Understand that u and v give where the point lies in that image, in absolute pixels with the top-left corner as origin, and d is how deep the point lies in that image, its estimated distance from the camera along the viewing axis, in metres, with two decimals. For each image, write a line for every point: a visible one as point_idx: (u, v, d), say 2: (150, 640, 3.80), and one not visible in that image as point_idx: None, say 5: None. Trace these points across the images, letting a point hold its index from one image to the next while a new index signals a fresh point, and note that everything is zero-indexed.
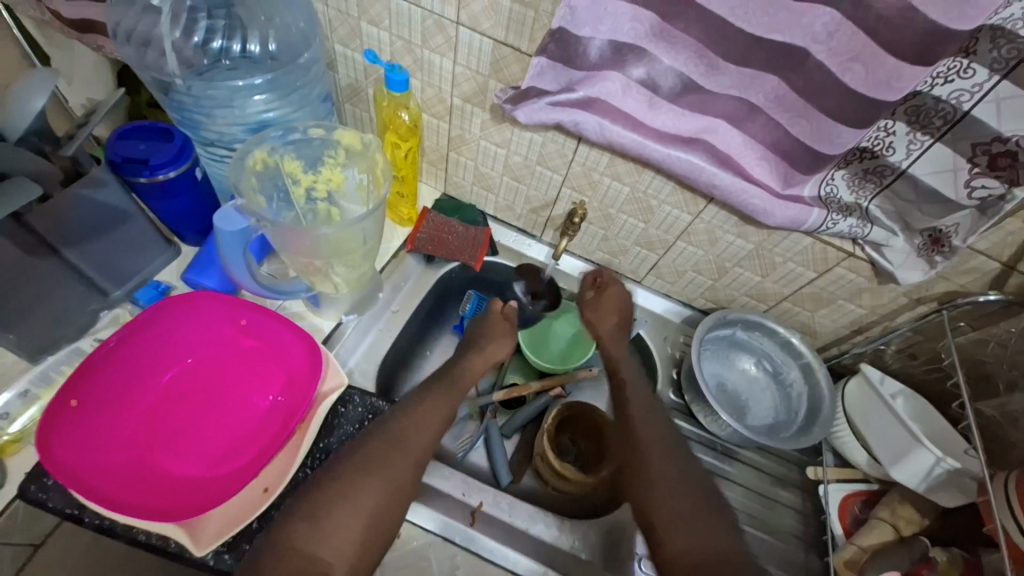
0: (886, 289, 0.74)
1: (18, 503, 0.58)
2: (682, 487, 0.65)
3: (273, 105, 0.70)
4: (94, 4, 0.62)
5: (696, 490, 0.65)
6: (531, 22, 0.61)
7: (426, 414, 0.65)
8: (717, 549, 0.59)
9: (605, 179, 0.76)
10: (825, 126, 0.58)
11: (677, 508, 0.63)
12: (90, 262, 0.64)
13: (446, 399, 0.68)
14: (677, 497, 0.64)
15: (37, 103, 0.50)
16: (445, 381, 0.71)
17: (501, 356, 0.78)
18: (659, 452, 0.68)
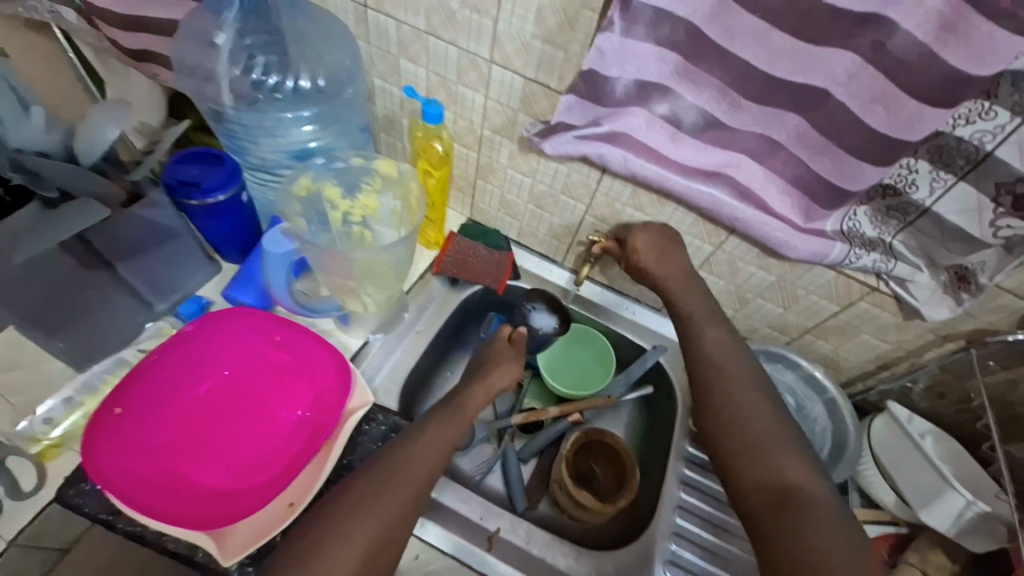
0: (911, 325, 0.73)
1: (55, 505, 0.60)
2: (770, 432, 0.60)
3: (317, 135, 0.76)
4: (154, 36, 0.75)
5: (777, 420, 0.61)
6: (560, 62, 0.64)
7: (424, 446, 0.60)
8: (791, 474, 0.56)
9: (627, 209, 0.78)
10: (848, 163, 0.59)
11: (754, 423, 0.61)
12: (139, 276, 0.68)
13: (447, 429, 0.63)
14: (767, 437, 0.59)
15: (109, 133, 0.56)
16: (447, 410, 0.66)
17: (504, 386, 0.74)
18: (743, 391, 0.64)
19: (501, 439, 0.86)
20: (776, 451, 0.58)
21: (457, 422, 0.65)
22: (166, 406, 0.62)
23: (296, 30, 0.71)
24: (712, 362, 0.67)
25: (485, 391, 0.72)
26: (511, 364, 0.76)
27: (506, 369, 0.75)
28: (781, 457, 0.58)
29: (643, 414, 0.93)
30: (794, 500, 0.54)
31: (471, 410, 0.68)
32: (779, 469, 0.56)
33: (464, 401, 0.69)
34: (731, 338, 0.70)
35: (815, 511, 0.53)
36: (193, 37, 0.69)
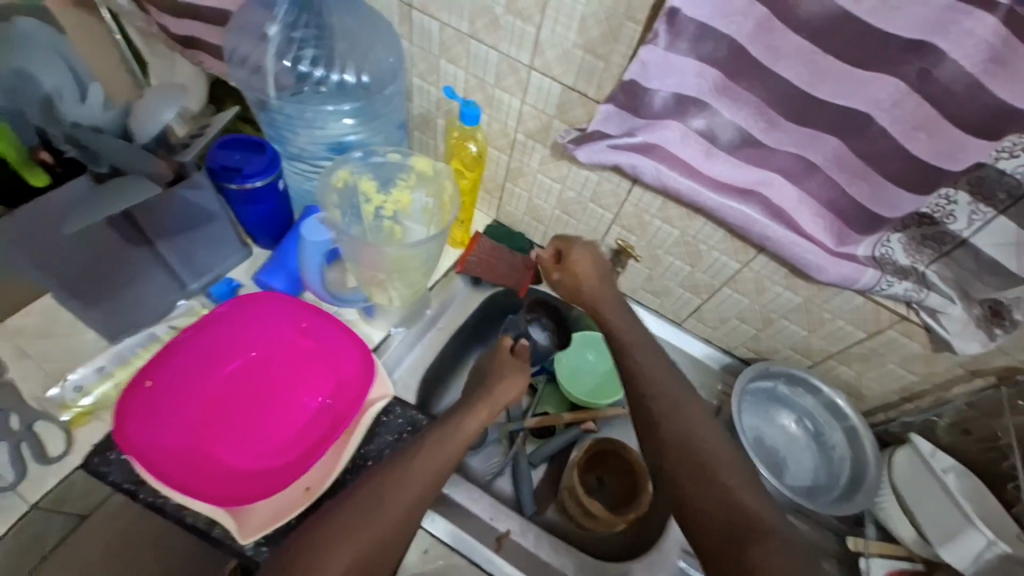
0: (940, 358, 0.72)
1: (76, 475, 0.62)
2: (720, 463, 0.52)
3: (357, 130, 0.78)
4: (202, 25, 0.78)
5: (715, 441, 0.54)
6: (600, 72, 0.65)
7: (415, 471, 0.56)
8: (752, 508, 0.48)
9: (656, 221, 0.78)
10: (885, 189, 0.59)
11: (698, 451, 0.53)
12: (175, 254, 0.70)
13: (442, 452, 0.58)
14: (708, 462, 0.52)
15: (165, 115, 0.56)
16: (446, 428, 0.61)
17: (512, 399, 0.69)
18: (683, 408, 0.57)
19: (513, 441, 0.86)
20: (726, 480, 0.51)
21: (455, 445, 0.60)
22: (194, 383, 0.64)
23: (346, 28, 0.73)
24: (639, 388, 0.60)
25: (494, 405, 0.67)
26: (513, 381, 0.70)
27: (510, 384, 0.70)
28: (735, 486, 0.50)
29: None
30: (758, 544, 0.45)
31: (472, 429, 0.62)
32: (734, 499, 0.49)
33: (465, 417, 0.63)
34: (676, 369, 0.62)
35: (776, 556, 0.44)
36: (248, 30, 0.72)
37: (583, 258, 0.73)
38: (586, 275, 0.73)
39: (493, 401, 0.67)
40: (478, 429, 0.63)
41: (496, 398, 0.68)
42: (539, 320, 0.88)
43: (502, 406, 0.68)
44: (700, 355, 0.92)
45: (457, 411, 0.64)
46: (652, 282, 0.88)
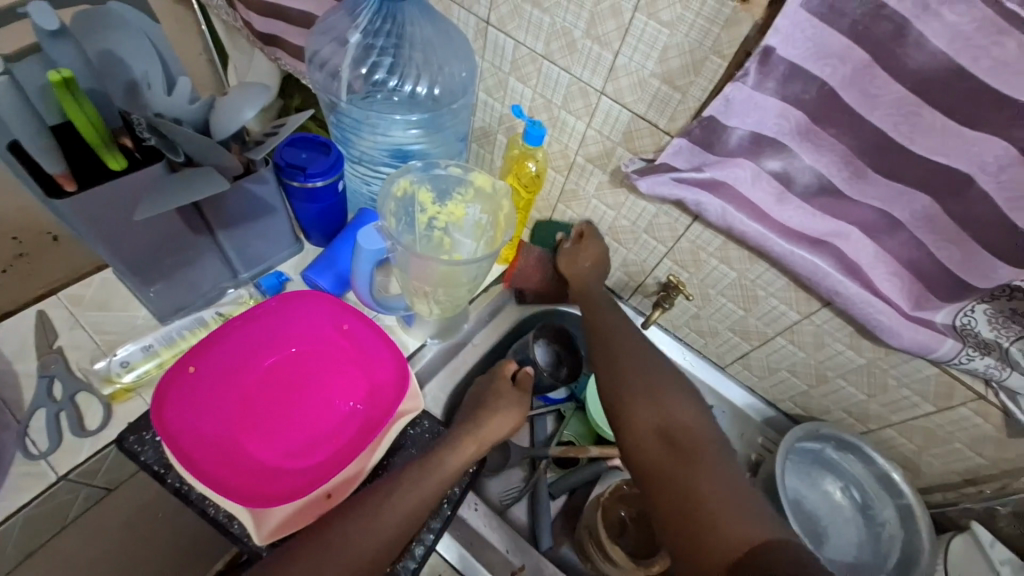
0: (1016, 445, 0.65)
1: (111, 449, 0.63)
2: (664, 392, 0.65)
3: (422, 140, 0.79)
4: (281, 22, 0.80)
5: (662, 373, 0.67)
6: (675, 103, 0.63)
7: (392, 510, 0.56)
8: (684, 417, 0.62)
9: (712, 260, 0.75)
10: (978, 258, 0.54)
11: (647, 379, 0.66)
12: (232, 244, 0.71)
13: (418, 491, 0.58)
14: (654, 390, 0.65)
15: (245, 114, 0.56)
16: (426, 463, 0.61)
17: (500, 435, 0.69)
18: (642, 354, 0.70)
19: (535, 467, 0.84)
20: (670, 403, 0.64)
21: (433, 483, 0.59)
22: (232, 371, 0.64)
23: (423, 39, 0.73)
24: (613, 340, 0.72)
25: (484, 439, 0.67)
26: (506, 406, 0.71)
27: (493, 418, 0.69)
28: (669, 399, 0.64)
29: None
30: (684, 442, 0.60)
31: (451, 468, 0.62)
32: (672, 414, 0.63)
33: (446, 452, 0.63)
34: (649, 352, 0.71)
35: (699, 449, 0.59)
36: (326, 31, 0.73)
37: (582, 262, 0.81)
38: (581, 267, 0.81)
39: (479, 438, 0.66)
40: (460, 463, 0.63)
41: (489, 435, 0.67)
42: (545, 342, 0.83)
43: (493, 441, 0.68)
44: (741, 404, 0.87)
45: (440, 445, 0.64)
46: (699, 321, 0.84)
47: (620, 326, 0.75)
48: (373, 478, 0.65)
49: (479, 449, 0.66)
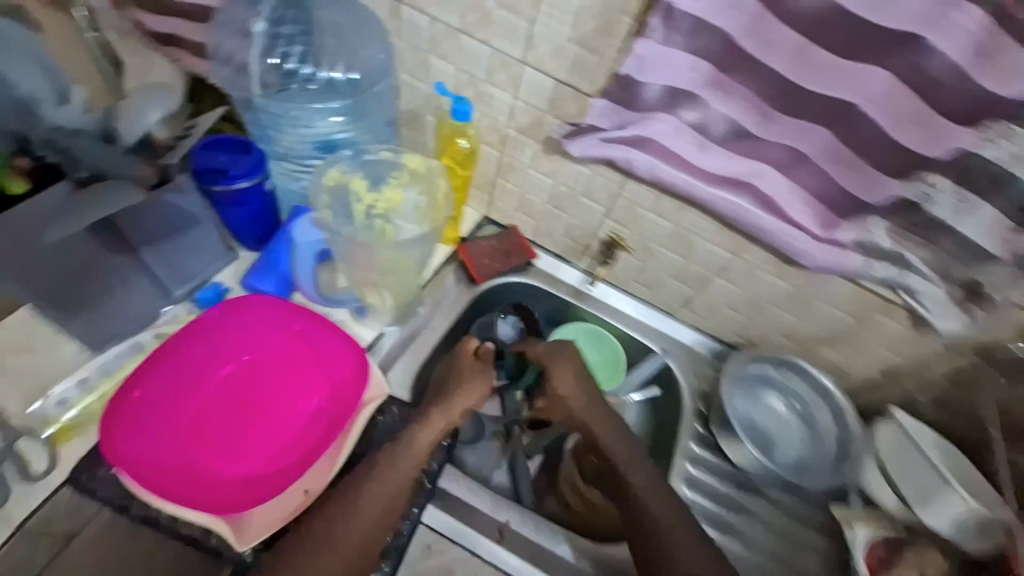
0: (923, 338, 0.74)
1: (66, 490, 0.59)
2: (700, 565, 0.65)
3: (347, 128, 0.77)
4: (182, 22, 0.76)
5: (700, 552, 0.66)
6: (593, 66, 0.65)
7: (370, 497, 0.61)
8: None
9: (648, 214, 0.79)
10: (874, 177, 0.60)
11: (684, 566, 0.65)
12: (159, 261, 0.68)
13: (394, 473, 0.63)
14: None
15: None
16: (397, 447, 0.65)
17: (469, 406, 0.71)
18: (673, 524, 0.68)
19: (508, 436, 0.85)
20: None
21: (406, 467, 0.64)
22: (182, 391, 0.62)
23: (334, 23, 0.72)
24: (642, 499, 0.70)
25: (450, 415, 0.69)
26: (457, 387, 0.72)
27: (453, 392, 0.71)
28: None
29: (651, 417, 0.93)
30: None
31: (420, 448, 0.66)
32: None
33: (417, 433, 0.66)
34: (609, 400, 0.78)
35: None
36: (234, 27, 0.72)
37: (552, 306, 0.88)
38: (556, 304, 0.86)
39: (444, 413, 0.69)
40: (429, 439, 0.67)
41: (450, 412, 0.69)
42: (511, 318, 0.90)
43: (456, 413, 0.70)
44: (690, 342, 0.93)
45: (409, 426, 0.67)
46: (644, 273, 0.89)
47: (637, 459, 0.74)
48: (349, 469, 0.66)
49: (447, 424, 0.69)
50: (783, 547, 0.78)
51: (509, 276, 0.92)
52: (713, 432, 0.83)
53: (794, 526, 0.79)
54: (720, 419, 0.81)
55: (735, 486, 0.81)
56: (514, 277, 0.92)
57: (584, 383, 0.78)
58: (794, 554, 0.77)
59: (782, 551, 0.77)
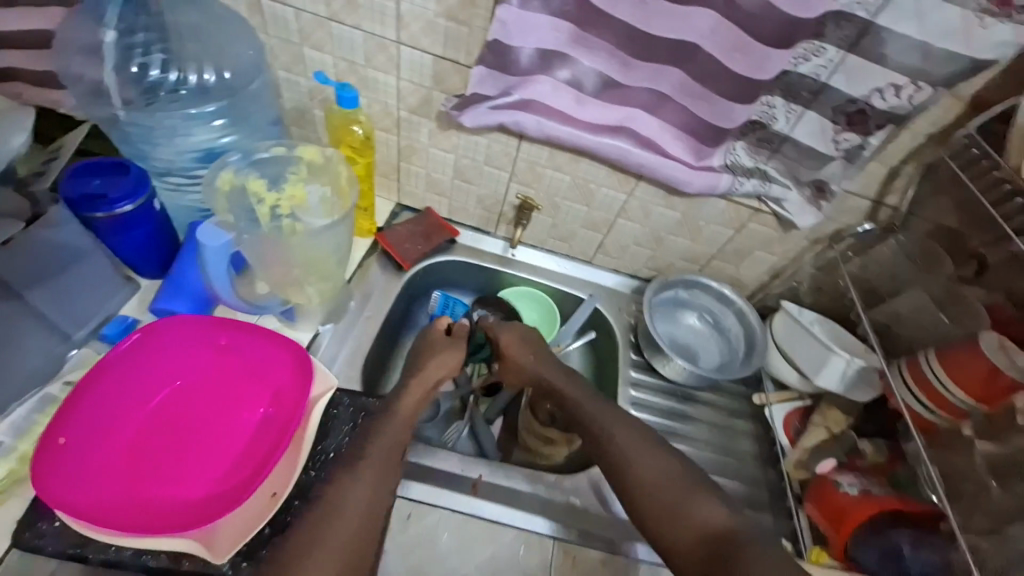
0: (791, 236, 0.86)
1: (14, 551, 0.56)
2: (676, 480, 0.63)
3: (230, 130, 0.73)
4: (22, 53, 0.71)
5: (681, 471, 0.64)
6: (466, 37, 0.69)
7: (352, 487, 0.59)
8: (718, 522, 0.58)
9: (547, 171, 0.85)
10: (720, 105, 0.69)
11: (665, 486, 0.62)
12: (50, 304, 0.63)
13: (373, 461, 0.62)
14: (672, 492, 0.62)
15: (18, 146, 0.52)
16: (372, 434, 0.65)
17: (444, 374, 0.77)
18: (646, 454, 0.66)
19: (465, 404, 0.89)
20: (689, 505, 0.60)
21: (382, 454, 0.63)
22: (113, 428, 0.60)
23: (190, 25, 0.69)
24: (616, 439, 0.67)
25: (418, 389, 0.73)
26: (431, 355, 0.77)
27: (427, 360, 0.77)
28: (698, 505, 0.60)
29: (591, 359, 1.01)
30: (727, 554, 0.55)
31: (395, 430, 0.66)
32: (703, 523, 0.58)
33: (388, 420, 0.67)
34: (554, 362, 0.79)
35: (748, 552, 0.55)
36: (79, 46, 0.67)
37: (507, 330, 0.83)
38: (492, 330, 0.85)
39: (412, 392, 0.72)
40: (415, 404, 0.71)
41: (430, 380, 0.75)
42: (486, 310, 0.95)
43: (437, 379, 0.75)
44: (612, 285, 1.02)
45: (377, 415, 0.68)
46: (557, 229, 0.95)
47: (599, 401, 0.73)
48: (314, 466, 0.64)
49: (416, 401, 0.71)
50: (722, 439, 0.88)
51: (440, 253, 0.95)
52: (644, 355, 0.92)
53: (726, 418, 0.90)
54: (648, 341, 0.89)
55: (671, 397, 0.91)
56: (441, 252, 0.96)
57: (529, 349, 0.81)
58: (731, 442, 0.88)
59: (722, 442, 0.87)
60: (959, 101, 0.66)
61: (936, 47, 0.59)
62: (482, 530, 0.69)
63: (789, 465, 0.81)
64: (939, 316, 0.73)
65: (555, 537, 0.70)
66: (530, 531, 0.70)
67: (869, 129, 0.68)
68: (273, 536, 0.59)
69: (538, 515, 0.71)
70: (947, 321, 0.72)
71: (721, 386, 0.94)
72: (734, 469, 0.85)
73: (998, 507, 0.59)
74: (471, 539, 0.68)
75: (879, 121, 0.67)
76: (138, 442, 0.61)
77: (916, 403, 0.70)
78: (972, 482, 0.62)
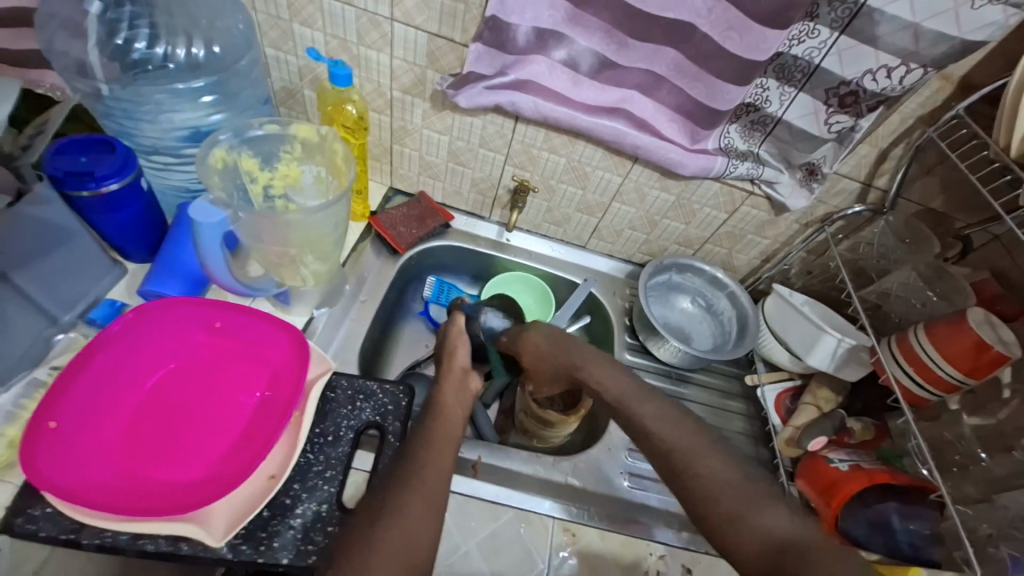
0: (782, 220, 0.87)
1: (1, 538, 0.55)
2: (738, 482, 0.56)
3: (219, 108, 0.71)
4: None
5: (741, 473, 0.57)
6: (461, 14, 0.68)
7: (382, 553, 0.48)
8: (781, 528, 0.52)
9: (543, 153, 0.84)
10: (717, 86, 0.68)
11: (729, 491, 0.55)
12: (37, 283, 0.61)
13: (406, 520, 0.51)
14: (733, 495, 0.55)
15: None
16: (407, 476, 0.55)
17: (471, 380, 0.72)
18: (704, 456, 0.58)
19: None
20: (750, 510, 0.54)
21: (421, 512, 0.52)
22: (106, 412, 0.59)
23: None
24: (661, 444, 0.60)
25: (457, 408, 0.67)
26: (459, 344, 0.76)
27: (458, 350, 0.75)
28: (759, 509, 0.54)
29: (587, 343, 1.02)
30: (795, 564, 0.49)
31: (435, 477, 0.55)
32: (767, 529, 0.52)
33: (426, 460, 0.57)
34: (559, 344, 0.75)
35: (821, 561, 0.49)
36: (58, 21, 0.64)
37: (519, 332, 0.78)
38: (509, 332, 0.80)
39: (450, 419, 0.64)
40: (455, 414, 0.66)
41: (464, 369, 0.73)
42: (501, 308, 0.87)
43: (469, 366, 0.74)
44: (607, 270, 1.02)
45: (413, 453, 0.58)
46: (552, 213, 0.95)
47: (649, 402, 0.64)
48: (313, 448, 0.64)
49: (456, 430, 0.63)
50: (717, 419, 0.89)
51: (434, 237, 0.94)
52: (640, 337, 0.93)
53: (718, 399, 0.92)
54: (644, 324, 0.90)
55: (666, 378, 0.92)
56: (437, 236, 0.95)
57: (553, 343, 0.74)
58: (724, 421, 0.89)
59: (717, 422, 0.89)
60: (948, 82, 0.67)
61: (924, 27, 0.58)
62: (483, 512, 0.69)
63: (781, 442, 0.82)
64: (928, 295, 0.76)
65: (555, 515, 0.70)
66: (530, 511, 0.70)
67: (862, 110, 0.68)
68: (274, 517, 0.59)
69: (538, 496, 0.71)
70: (936, 298, 0.75)
71: (716, 368, 0.95)
72: (728, 448, 0.86)
73: (991, 477, 0.62)
74: (473, 518, 0.68)
75: (870, 102, 0.66)
76: (132, 426, 0.61)
77: (907, 378, 0.68)
78: (960, 452, 0.65)
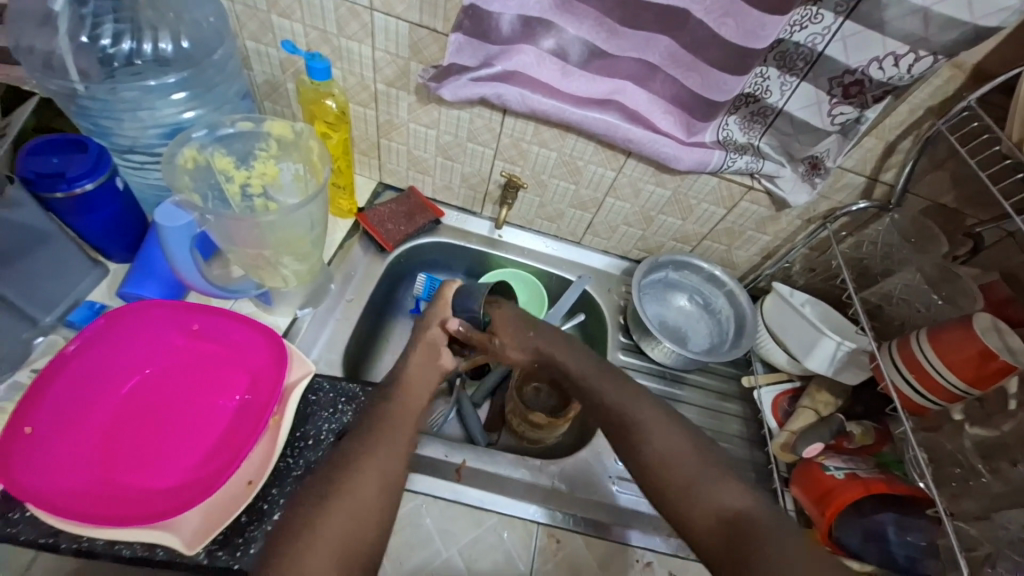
0: (783, 216, 0.83)
1: None
2: (693, 463, 0.58)
3: (194, 104, 0.70)
4: None
5: (690, 447, 0.60)
6: (442, 2, 0.65)
7: (324, 532, 0.49)
8: (736, 505, 0.55)
9: (533, 146, 0.81)
10: (712, 76, 0.64)
11: (690, 467, 0.57)
12: (12, 287, 0.61)
13: (354, 500, 0.52)
14: (691, 468, 0.57)
15: None
16: (353, 459, 0.55)
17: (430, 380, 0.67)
18: (659, 429, 0.61)
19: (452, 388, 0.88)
20: (706, 486, 0.56)
21: (371, 490, 0.53)
22: (83, 416, 0.59)
23: None
24: (626, 422, 0.62)
25: (421, 383, 0.66)
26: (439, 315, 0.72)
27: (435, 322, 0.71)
28: (716, 488, 0.56)
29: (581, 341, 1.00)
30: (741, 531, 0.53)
31: (388, 453, 0.56)
32: (719, 504, 0.55)
33: (372, 443, 0.56)
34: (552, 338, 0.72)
35: (760, 533, 0.52)
36: (27, 17, 0.62)
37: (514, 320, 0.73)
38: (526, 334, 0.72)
39: (412, 392, 0.64)
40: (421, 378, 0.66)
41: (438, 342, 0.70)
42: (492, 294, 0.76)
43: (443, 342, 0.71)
44: (603, 267, 0.99)
45: (361, 437, 0.57)
46: (545, 208, 0.92)
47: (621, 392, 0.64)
48: (292, 453, 0.63)
49: (415, 404, 0.63)
50: (712, 421, 0.87)
51: (423, 233, 0.92)
52: (634, 337, 0.90)
53: (714, 400, 0.90)
54: (639, 327, 0.87)
55: (660, 379, 0.90)
56: (427, 230, 0.93)
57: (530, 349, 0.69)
58: (719, 423, 0.87)
59: (711, 424, 0.87)
60: (960, 71, 0.62)
61: (934, 11, 0.54)
62: (465, 516, 0.68)
63: (776, 447, 0.80)
64: (932, 297, 0.73)
65: (541, 521, 0.69)
66: (513, 516, 0.69)
67: (868, 100, 0.63)
68: (250, 524, 0.58)
69: (523, 501, 0.70)
70: (941, 301, 0.72)
71: (711, 368, 0.93)
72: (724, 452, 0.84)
73: (990, 493, 0.59)
74: (455, 523, 0.67)
75: (876, 92, 0.62)
76: (108, 431, 0.60)
77: (905, 385, 0.65)
78: (961, 465, 0.62)
